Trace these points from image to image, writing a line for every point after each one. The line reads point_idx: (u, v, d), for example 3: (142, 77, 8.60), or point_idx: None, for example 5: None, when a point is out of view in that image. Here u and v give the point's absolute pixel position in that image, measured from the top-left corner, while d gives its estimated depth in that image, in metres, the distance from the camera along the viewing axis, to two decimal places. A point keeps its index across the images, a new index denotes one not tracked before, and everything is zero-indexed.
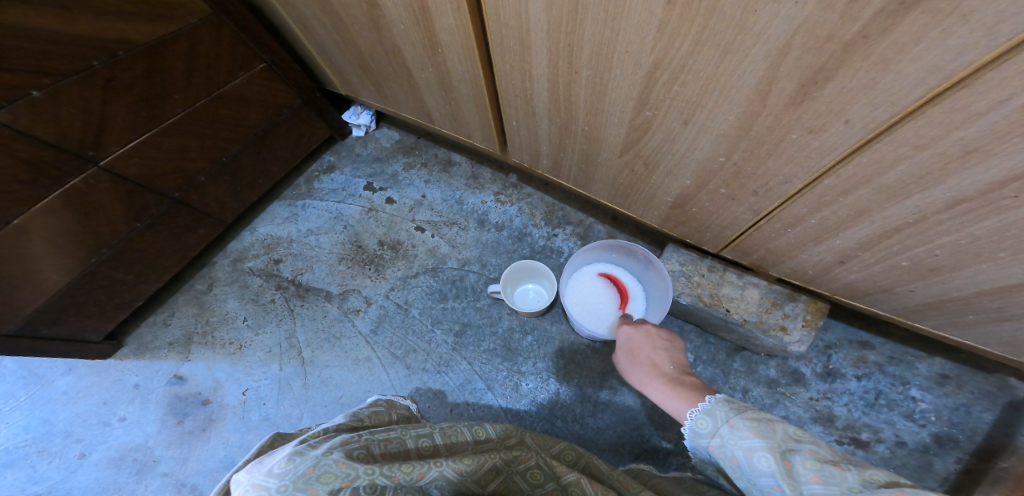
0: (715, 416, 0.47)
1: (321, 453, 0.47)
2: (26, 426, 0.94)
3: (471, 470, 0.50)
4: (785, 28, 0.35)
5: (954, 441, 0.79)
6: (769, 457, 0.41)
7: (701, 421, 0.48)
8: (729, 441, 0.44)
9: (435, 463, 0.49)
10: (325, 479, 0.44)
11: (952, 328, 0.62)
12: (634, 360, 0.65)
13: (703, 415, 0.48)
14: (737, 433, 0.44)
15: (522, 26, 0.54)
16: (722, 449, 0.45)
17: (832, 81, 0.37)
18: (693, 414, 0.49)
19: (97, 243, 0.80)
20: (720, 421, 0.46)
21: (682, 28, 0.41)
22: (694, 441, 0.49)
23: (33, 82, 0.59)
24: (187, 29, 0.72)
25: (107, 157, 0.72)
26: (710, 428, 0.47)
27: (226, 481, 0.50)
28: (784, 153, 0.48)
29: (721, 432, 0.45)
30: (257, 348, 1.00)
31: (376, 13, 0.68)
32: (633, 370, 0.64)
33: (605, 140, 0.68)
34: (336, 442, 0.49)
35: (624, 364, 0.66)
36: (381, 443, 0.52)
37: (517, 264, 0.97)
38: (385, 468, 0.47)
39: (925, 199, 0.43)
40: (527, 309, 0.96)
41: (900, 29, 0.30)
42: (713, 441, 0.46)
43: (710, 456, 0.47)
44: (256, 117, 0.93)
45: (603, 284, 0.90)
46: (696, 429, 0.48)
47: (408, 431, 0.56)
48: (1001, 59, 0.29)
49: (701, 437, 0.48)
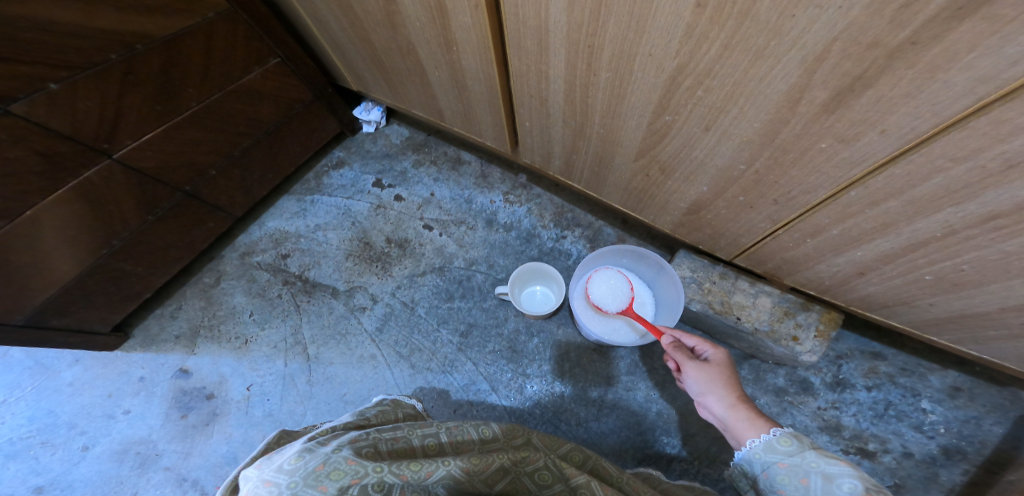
0: (803, 441, 0.51)
1: (332, 451, 0.46)
2: (31, 417, 0.94)
3: (479, 470, 0.50)
4: (825, 34, 0.34)
5: (963, 453, 0.78)
6: (853, 484, 0.44)
7: (785, 440, 0.51)
8: (810, 464, 0.48)
9: (444, 462, 0.48)
10: (335, 476, 0.44)
11: (971, 342, 0.62)
12: (723, 372, 0.60)
13: (789, 436, 0.51)
14: (825, 458, 0.48)
15: (542, 26, 0.53)
16: (796, 468, 0.49)
17: (871, 89, 0.36)
18: (776, 431, 0.52)
19: (107, 235, 0.79)
20: (806, 446, 0.50)
21: (711, 32, 0.40)
22: (764, 452, 0.52)
23: (51, 74, 0.58)
24: (205, 22, 0.71)
25: (121, 150, 0.71)
26: (791, 448, 0.50)
27: (234, 479, 0.50)
28: (810, 162, 0.47)
29: (805, 453, 0.49)
30: (262, 344, 1.00)
31: (392, 9, 0.67)
32: (720, 382, 0.59)
33: (621, 144, 0.67)
34: (345, 440, 0.49)
35: (708, 370, 0.61)
36: (389, 442, 0.52)
37: (525, 265, 0.96)
38: (394, 466, 0.46)
39: (958, 212, 0.42)
40: (533, 311, 0.96)
41: (951, 36, 0.29)
42: (790, 459, 0.50)
43: (771, 470, 0.51)
44: (268, 111, 0.93)
45: (623, 288, 0.87)
46: (776, 443, 0.51)
47: (415, 430, 0.55)
48: None
49: (776, 450, 0.51)
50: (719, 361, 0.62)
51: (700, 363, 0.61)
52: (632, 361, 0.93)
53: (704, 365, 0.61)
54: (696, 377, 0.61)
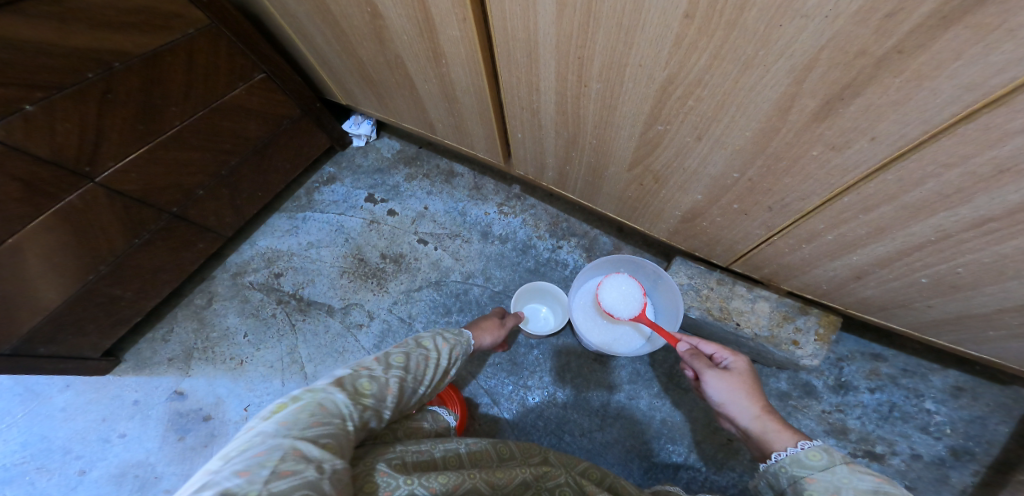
0: (834, 454, 0.46)
1: (366, 464, 0.47)
2: (25, 443, 0.92)
3: (503, 483, 0.50)
4: (812, 42, 0.34)
5: (971, 453, 0.77)
6: None
7: (814, 454, 0.47)
8: (840, 479, 0.44)
9: (469, 475, 0.48)
10: (369, 489, 0.44)
11: (971, 343, 0.61)
12: (743, 381, 0.61)
13: (819, 449, 0.48)
14: (857, 473, 0.43)
15: (530, 39, 0.53)
16: (825, 482, 0.45)
17: (860, 97, 0.36)
18: (805, 445, 0.49)
19: (94, 259, 0.78)
20: (839, 460, 0.46)
21: (700, 42, 0.39)
22: (791, 467, 0.49)
23: (27, 96, 0.57)
24: (186, 38, 0.71)
25: (104, 173, 0.70)
26: (820, 461, 0.47)
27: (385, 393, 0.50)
28: (803, 170, 0.47)
29: (836, 468, 0.45)
30: (258, 364, 0.98)
31: (378, 23, 0.66)
32: (742, 391, 0.59)
33: (613, 154, 0.67)
34: (375, 453, 0.49)
35: (728, 378, 0.61)
36: (413, 454, 0.52)
37: (522, 290, 0.95)
38: (423, 479, 0.46)
39: (951, 217, 0.42)
40: (535, 329, 0.95)
41: (939, 43, 0.29)
42: (820, 474, 0.46)
43: (798, 486, 0.47)
44: (255, 128, 0.92)
45: (635, 294, 0.84)
46: (804, 457, 0.48)
47: (438, 444, 0.55)
48: None
49: (805, 465, 0.47)
50: (740, 370, 0.62)
51: (720, 371, 0.62)
52: (632, 370, 0.92)
53: (724, 374, 0.62)
54: (716, 386, 0.61)
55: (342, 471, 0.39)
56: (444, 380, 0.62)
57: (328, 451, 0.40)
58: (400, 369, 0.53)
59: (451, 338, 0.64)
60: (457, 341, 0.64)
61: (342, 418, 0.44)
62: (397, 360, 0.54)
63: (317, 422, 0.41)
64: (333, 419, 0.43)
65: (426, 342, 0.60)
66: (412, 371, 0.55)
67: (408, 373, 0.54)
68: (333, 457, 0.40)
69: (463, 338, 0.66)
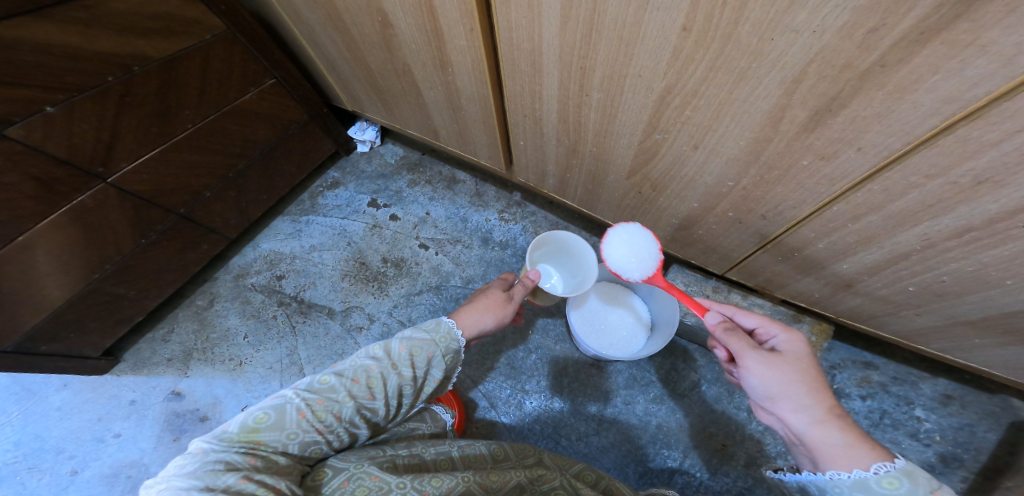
0: (917, 481, 0.40)
1: (354, 466, 0.49)
2: (17, 443, 0.92)
3: (498, 486, 0.51)
4: (802, 56, 0.36)
5: (960, 460, 0.79)
6: None
7: (891, 482, 0.41)
8: None
9: (462, 477, 0.49)
10: (360, 492, 0.45)
11: (957, 350, 0.63)
12: (801, 371, 0.47)
13: (899, 476, 0.40)
14: None
15: (535, 49, 0.55)
16: None
17: (847, 109, 0.38)
18: (880, 468, 0.41)
19: (101, 258, 0.79)
20: (922, 491, 0.40)
21: (696, 54, 0.42)
22: (850, 488, 0.43)
23: (49, 97, 0.59)
24: (202, 44, 0.73)
25: (116, 174, 0.72)
26: (898, 491, 0.40)
27: (301, 416, 0.49)
28: (794, 179, 0.50)
29: None
30: (258, 365, 0.99)
31: (388, 32, 0.69)
32: (798, 385, 0.46)
33: (613, 162, 0.69)
34: (365, 456, 0.51)
35: (781, 365, 0.47)
36: (403, 458, 0.53)
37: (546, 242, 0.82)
38: (416, 482, 0.47)
39: (934, 226, 0.45)
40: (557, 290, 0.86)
41: (919, 57, 0.31)
42: None
43: None
44: (264, 132, 0.94)
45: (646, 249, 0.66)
46: (877, 484, 0.41)
47: (428, 447, 0.57)
48: (1018, 89, 0.30)
49: (872, 491, 0.41)
50: (795, 356, 0.48)
51: (770, 358, 0.48)
52: (629, 376, 0.93)
53: (776, 359, 0.48)
54: (763, 378, 0.47)
55: (243, 482, 0.41)
56: (417, 390, 0.59)
57: (221, 473, 0.41)
58: (319, 392, 0.52)
59: (402, 339, 0.59)
60: (413, 342, 0.59)
61: (243, 451, 0.45)
62: (319, 383, 0.53)
63: (211, 458, 0.43)
64: (233, 453, 0.44)
65: (367, 353, 0.57)
66: (342, 389, 0.53)
67: (333, 393, 0.52)
68: (230, 474, 0.42)
69: (430, 337, 0.60)
